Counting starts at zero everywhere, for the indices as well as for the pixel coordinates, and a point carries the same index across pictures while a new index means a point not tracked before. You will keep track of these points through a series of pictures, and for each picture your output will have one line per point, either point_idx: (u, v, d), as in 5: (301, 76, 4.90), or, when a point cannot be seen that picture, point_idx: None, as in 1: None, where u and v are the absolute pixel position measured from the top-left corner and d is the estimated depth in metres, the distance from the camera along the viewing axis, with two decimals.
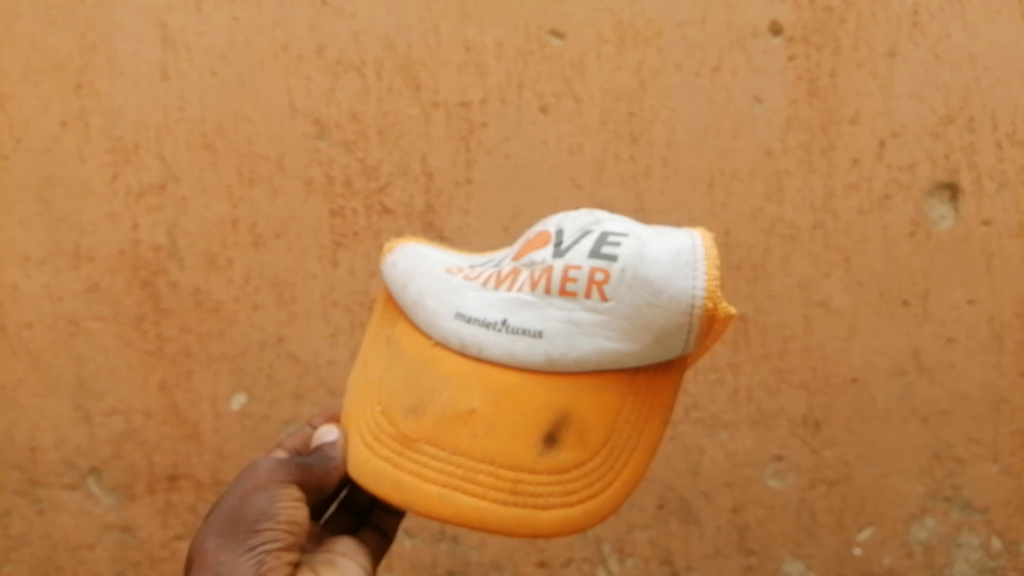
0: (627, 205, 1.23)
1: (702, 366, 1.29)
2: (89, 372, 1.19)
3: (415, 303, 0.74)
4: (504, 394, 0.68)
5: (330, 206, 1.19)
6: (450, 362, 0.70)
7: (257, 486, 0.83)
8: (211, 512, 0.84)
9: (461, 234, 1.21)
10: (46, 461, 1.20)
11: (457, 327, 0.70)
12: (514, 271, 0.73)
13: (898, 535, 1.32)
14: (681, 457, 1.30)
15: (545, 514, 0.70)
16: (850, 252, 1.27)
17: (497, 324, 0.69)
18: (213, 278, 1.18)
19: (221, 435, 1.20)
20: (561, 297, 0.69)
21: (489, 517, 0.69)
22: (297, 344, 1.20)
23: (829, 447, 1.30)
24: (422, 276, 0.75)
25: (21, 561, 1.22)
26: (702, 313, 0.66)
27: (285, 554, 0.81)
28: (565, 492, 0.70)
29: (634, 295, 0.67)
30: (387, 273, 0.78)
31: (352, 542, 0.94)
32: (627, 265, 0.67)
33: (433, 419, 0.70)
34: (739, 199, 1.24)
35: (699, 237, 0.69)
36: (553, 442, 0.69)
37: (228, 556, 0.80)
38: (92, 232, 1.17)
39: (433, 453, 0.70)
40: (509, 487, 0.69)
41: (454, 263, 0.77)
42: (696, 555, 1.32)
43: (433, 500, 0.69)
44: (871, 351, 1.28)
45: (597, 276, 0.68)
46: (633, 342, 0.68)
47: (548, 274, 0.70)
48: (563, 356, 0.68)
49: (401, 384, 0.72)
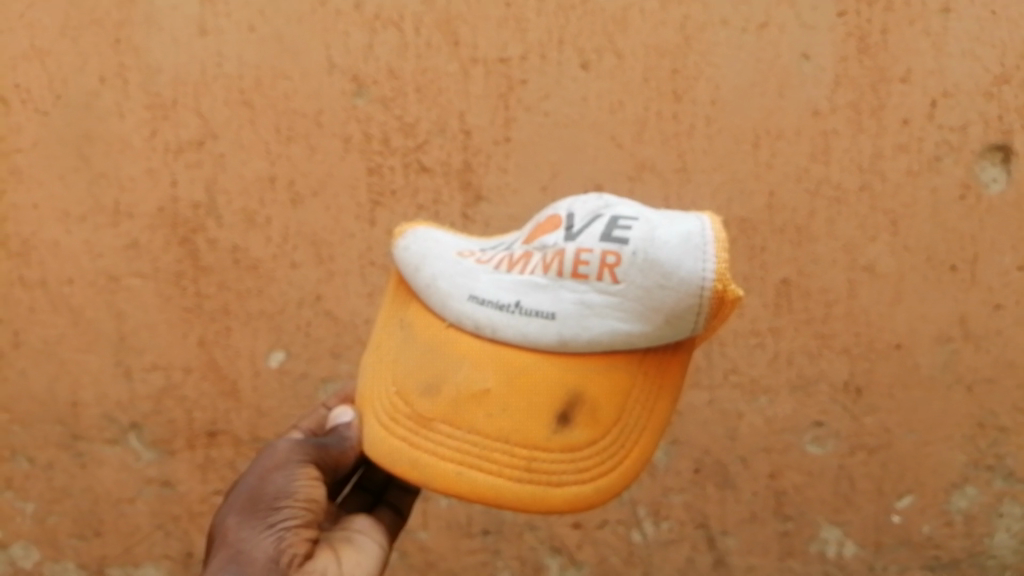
0: (669, 164, 1.20)
1: (742, 331, 1.26)
2: (130, 328, 1.19)
3: (426, 286, 0.72)
4: (517, 374, 0.68)
5: (368, 164, 1.18)
6: (462, 343, 0.69)
7: (276, 465, 0.82)
8: (230, 491, 0.82)
9: (499, 193, 1.20)
10: (87, 415, 1.20)
11: (470, 309, 0.69)
12: (525, 253, 0.71)
13: (938, 503, 1.31)
14: (720, 421, 1.28)
15: (559, 492, 0.69)
16: (898, 215, 1.23)
17: (510, 306, 0.68)
18: (251, 235, 1.18)
19: (259, 392, 1.20)
20: (573, 280, 0.67)
21: (504, 495, 0.68)
22: (334, 302, 1.19)
23: (870, 414, 1.28)
24: (433, 258, 0.73)
25: (65, 513, 1.23)
26: (715, 297, 0.65)
27: (305, 531, 0.80)
28: (578, 470, 0.69)
29: (645, 278, 0.65)
30: (396, 255, 0.76)
31: (369, 519, 0.90)
32: (638, 248, 0.66)
33: (447, 399, 0.69)
34: (784, 159, 1.21)
35: (711, 219, 0.67)
36: (566, 422, 0.69)
37: (248, 534, 0.79)
38: (131, 189, 1.17)
39: (447, 432, 0.69)
40: (523, 465, 0.68)
41: (464, 245, 0.75)
42: (733, 519, 1.31)
43: (449, 479, 0.68)
44: (916, 317, 1.25)
45: (609, 259, 0.67)
46: (645, 324, 0.66)
47: (560, 256, 0.69)
48: (576, 337, 0.67)
49: (413, 365, 0.71)
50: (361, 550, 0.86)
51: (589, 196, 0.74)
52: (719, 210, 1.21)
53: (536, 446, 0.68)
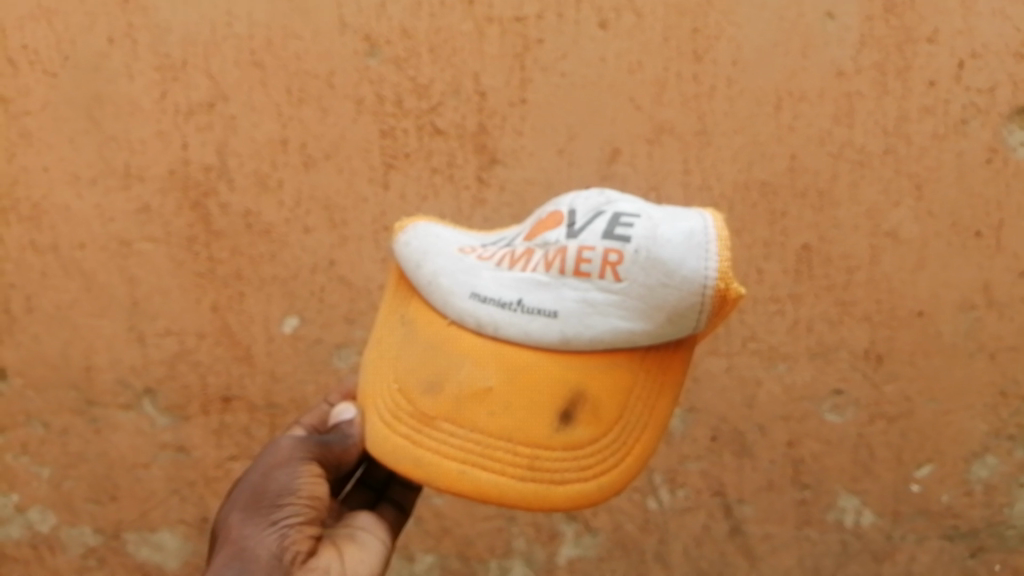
0: (689, 127, 1.18)
1: (762, 298, 1.23)
2: (142, 293, 1.18)
3: (429, 282, 0.73)
4: (520, 372, 0.69)
5: (381, 126, 1.16)
6: (466, 340, 0.70)
7: (279, 463, 0.83)
8: (234, 487, 0.84)
9: (515, 156, 1.17)
10: (101, 380, 1.20)
11: (472, 307, 0.70)
12: (526, 251, 0.72)
13: (958, 472, 1.29)
14: (737, 389, 1.26)
15: (561, 489, 0.70)
16: (922, 179, 1.20)
17: (513, 303, 0.69)
18: (264, 199, 1.16)
19: (273, 358, 1.19)
20: (576, 278, 0.69)
21: (507, 493, 0.69)
22: (348, 268, 1.18)
23: (890, 382, 1.26)
24: (435, 255, 0.74)
25: (81, 477, 1.22)
26: (715, 294, 0.67)
27: (307, 529, 0.82)
28: (579, 467, 0.71)
29: (647, 276, 0.67)
30: (398, 252, 0.77)
31: (370, 515, 0.92)
32: (639, 246, 0.68)
33: (450, 397, 0.70)
34: (807, 122, 1.18)
35: (711, 218, 0.70)
36: (568, 419, 0.70)
37: (251, 531, 0.80)
38: (142, 152, 1.16)
39: (451, 430, 0.69)
40: (526, 463, 0.69)
41: (466, 242, 0.75)
42: (750, 488, 1.29)
43: (453, 477, 0.69)
44: (939, 283, 1.23)
45: (611, 257, 0.68)
46: (646, 322, 0.68)
47: (562, 254, 0.70)
48: (578, 335, 0.68)
49: (416, 362, 0.72)
50: (362, 547, 0.88)
51: (589, 194, 0.76)
52: (739, 174, 1.19)
53: (538, 445, 0.69)
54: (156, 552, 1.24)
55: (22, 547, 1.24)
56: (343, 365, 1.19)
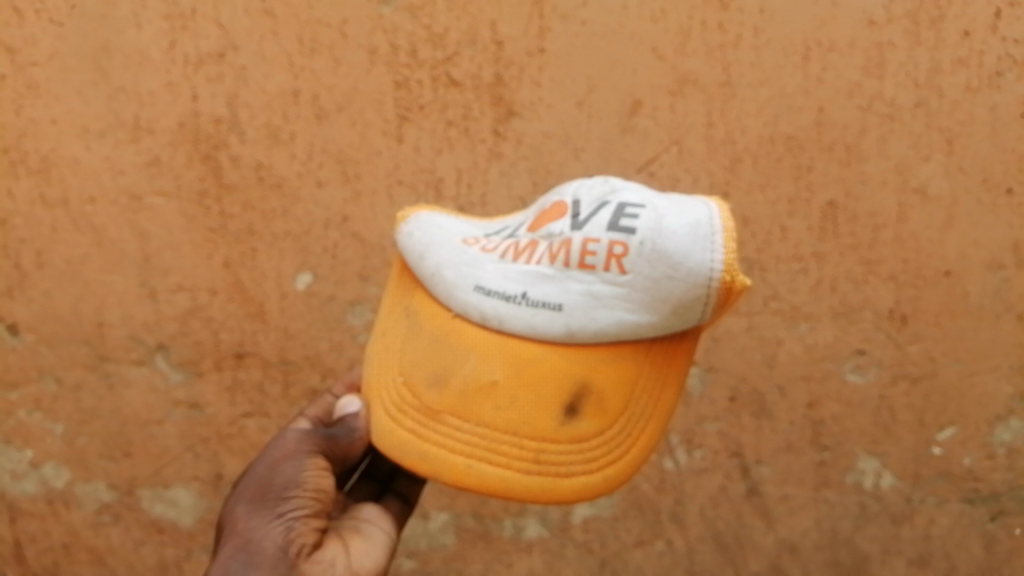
0: (713, 78, 1.14)
1: (785, 256, 1.20)
2: (153, 249, 1.16)
3: (434, 275, 0.72)
4: (524, 366, 0.68)
5: (395, 77, 1.13)
6: (470, 334, 0.69)
7: (284, 456, 0.83)
8: (241, 481, 0.83)
9: (532, 108, 1.14)
10: (113, 336, 1.19)
11: (476, 300, 0.69)
12: (531, 242, 0.71)
13: (980, 435, 1.27)
14: (758, 349, 1.23)
15: (566, 482, 0.70)
16: (953, 133, 1.16)
17: (517, 297, 0.68)
18: (276, 152, 1.14)
19: (286, 314, 1.18)
20: (580, 271, 0.68)
21: (513, 486, 0.69)
22: (361, 223, 1.16)
23: (915, 343, 1.24)
24: (439, 247, 0.73)
25: (94, 434, 1.21)
26: (721, 287, 0.66)
27: (313, 521, 0.81)
28: (585, 459, 0.71)
29: (652, 269, 0.66)
30: (403, 243, 0.76)
31: (376, 508, 0.91)
32: (645, 238, 0.66)
33: (456, 391, 0.70)
34: (836, 73, 1.14)
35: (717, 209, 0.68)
36: (573, 413, 0.70)
37: (257, 523, 0.80)
38: (151, 103, 1.13)
39: (457, 424, 0.70)
40: (532, 456, 0.69)
41: (470, 233, 0.75)
42: (768, 449, 1.27)
43: (459, 470, 0.69)
44: (967, 242, 1.20)
45: (616, 249, 0.67)
46: (651, 314, 0.67)
47: (567, 247, 0.69)
48: (583, 329, 0.67)
49: (422, 356, 0.72)
50: (368, 539, 0.87)
51: (594, 182, 0.74)
52: (764, 127, 1.15)
53: (544, 438, 0.69)
54: (171, 508, 1.23)
55: (37, 502, 1.24)
56: (357, 322, 1.18)
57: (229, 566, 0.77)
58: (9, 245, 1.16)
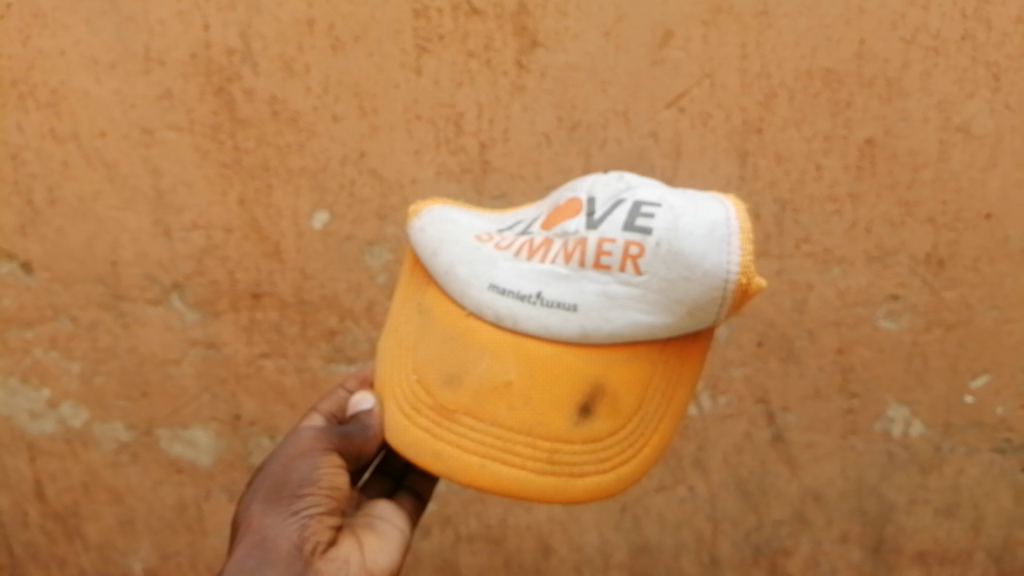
0: (749, 7, 1.08)
1: (819, 197, 1.15)
2: (167, 185, 1.13)
3: (444, 271, 0.69)
4: (539, 367, 0.65)
5: (413, 6, 1.07)
6: (483, 333, 0.66)
7: (299, 452, 0.79)
8: (254, 477, 0.80)
9: (557, 39, 1.08)
10: (128, 275, 1.16)
11: (489, 300, 0.66)
12: (545, 239, 0.68)
13: (1015, 384, 1.23)
14: (787, 293, 1.20)
15: (581, 483, 0.68)
16: (1001, 68, 1.10)
17: (531, 296, 0.65)
18: (291, 85, 1.09)
19: (303, 254, 1.15)
20: (596, 271, 0.64)
21: (528, 488, 0.67)
22: (379, 160, 1.12)
23: (951, 288, 1.19)
24: (451, 243, 0.69)
25: (111, 373, 1.20)
26: (736, 289, 0.63)
27: (328, 519, 0.78)
28: (599, 460, 0.68)
29: (669, 270, 0.63)
30: (415, 238, 0.72)
31: (390, 504, 0.88)
32: (662, 239, 0.63)
33: (469, 391, 0.67)
34: (879, 2, 1.08)
35: (734, 210, 0.65)
36: (588, 414, 0.67)
37: (272, 521, 0.77)
38: (161, 33, 1.08)
39: (471, 425, 0.67)
40: (546, 458, 0.67)
41: (481, 226, 0.71)
42: (795, 396, 1.24)
43: (473, 471, 0.67)
44: (1010, 184, 1.14)
45: (632, 249, 0.64)
46: (667, 316, 0.64)
47: (582, 245, 0.65)
48: (598, 330, 0.64)
49: (435, 354, 0.69)
50: (382, 537, 0.84)
51: (609, 177, 0.71)
52: (802, 60, 1.09)
53: (558, 439, 0.67)
54: (189, 448, 1.22)
55: (56, 441, 1.23)
56: (375, 263, 1.15)
57: (243, 565, 0.75)
58: (21, 181, 1.14)
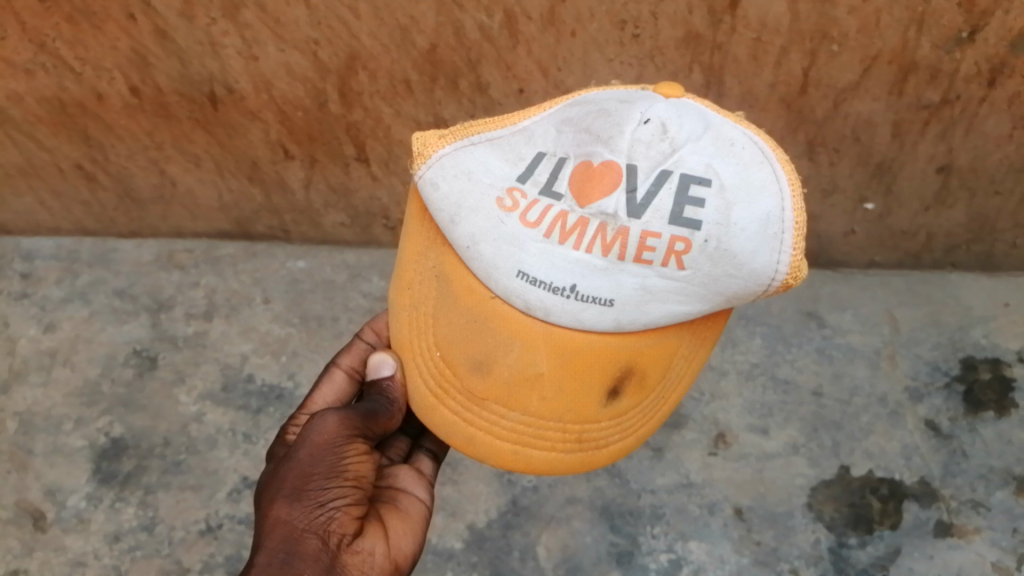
0: None
1: None
2: None
3: (468, 245, 0.64)
4: (571, 357, 0.64)
5: None
6: (514, 321, 0.64)
7: (325, 439, 0.74)
8: (279, 467, 0.73)
9: None
10: None
11: (520, 288, 0.62)
12: (580, 219, 0.60)
13: None
14: None
15: (605, 452, 0.70)
16: None
17: (565, 289, 0.61)
18: None
19: None
20: (636, 265, 0.61)
21: (556, 466, 0.69)
22: None
23: None
24: (473, 212, 0.63)
25: None
26: (780, 287, 0.62)
27: (353, 511, 0.74)
28: (622, 429, 0.70)
29: (713, 267, 0.61)
30: (427, 193, 0.66)
31: (412, 471, 0.86)
32: (710, 235, 0.60)
33: (500, 381, 0.66)
34: None
35: (789, 188, 0.61)
36: (615, 394, 0.68)
37: (300, 514, 0.71)
38: None
39: (501, 412, 0.67)
40: (574, 438, 0.68)
41: (500, 182, 0.63)
42: None
43: (507, 456, 0.68)
44: None
45: (677, 245, 0.60)
46: (702, 304, 0.63)
47: (622, 235, 0.60)
48: (632, 321, 0.63)
49: (460, 334, 0.67)
50: (406, 517, 0.81)
51: (649, 131, 0.62)
52: None
53: (586, 421, 0.68)
54: None
55: None
56: None
57: (274, 559, 0.68)
58: None
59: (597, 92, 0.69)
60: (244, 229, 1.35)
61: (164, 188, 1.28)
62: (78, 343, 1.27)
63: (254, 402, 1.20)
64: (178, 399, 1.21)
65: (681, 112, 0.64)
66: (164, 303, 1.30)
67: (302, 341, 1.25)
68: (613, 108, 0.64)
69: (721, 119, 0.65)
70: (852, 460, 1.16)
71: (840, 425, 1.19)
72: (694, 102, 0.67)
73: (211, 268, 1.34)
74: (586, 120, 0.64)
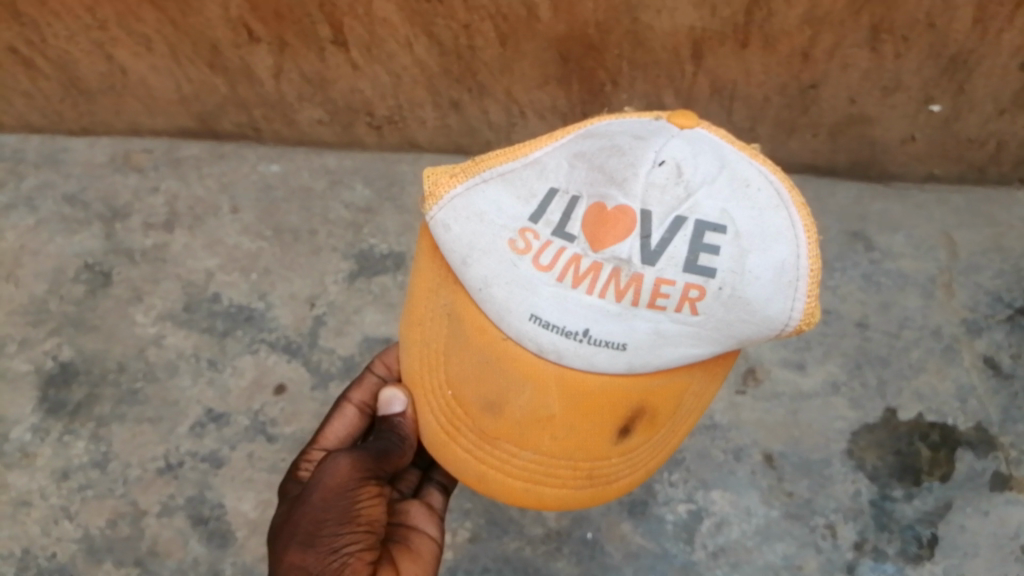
0: None
1: None
2: None
3: (480, 286, 0.57)
4: (581, 399, 0.58)
5: None
6: (525, 362, 0.58)
7: (338, 481, 0.68)
8: (291, 511, 0.68)
9: None
10: None
11: (532, 331, 0.56)
12: (593, 264, 0.54)
13: None
14: None
15: (615, 486, 0.65)
16: None
17: (578, 334, 0.55)
18: None
19: None
20: (650, 311, 0.54)
21: (568, 502, 0.64)
22: None
23: None
24: (485, 253, 0.57)
25: None
26: (792, 331, 0.57)
27: (366, 555, 0.68)
28: (632, 465, 0.64)
29: (727, 313, 0.55)
30: (438, 234, 0.59)
31: (422, 507, 0.80)
32: (726, 282, 0.53)
33: (512, 420, 0.60)
34: None
35: (804, 235, 0.55)
36: (625, 431, 0.62)
37: (315, 562, 0.65)
38: None
39: (514, 451, 0.62)
40: (586, 474, 0.63)
41: (511, 218, 0.56)
42: None
43: (518, 493, 0.63)
44: None
45: (692, 292, 0.53)
46: (716, 347, 0.57)
47: (636, 281, 0.53)
48: (645, 365, 0.57)
49: (471, 373, 0.61)
50: (419, 557, 0.75)
51: (664, 169, 0.54)
52: None
53: (596, 458, 0.62)
54: None
55: None
56: None
57: None
58: None
59: (613, 117, 0.60)
60: (209, 127, 1.18)
61: (114, 77, 1.11)
62: (23, 255, 1.12)
63: (220, 325, 1.06)
64: (135, 320, 1.07)
65: (695, 144, 0.56)
66: (119, 211, 1.15)
67: (275, 257, 1.10)
68: (628, 141, 0.55)
69: (738, 150, 0.57)
70: (899, 403, 1.01)
71: (887, 362, 1.04)
72: (709, 132, 0.57)
73: (174, 172, 1.18)
74: (600, 150, 0.56)
